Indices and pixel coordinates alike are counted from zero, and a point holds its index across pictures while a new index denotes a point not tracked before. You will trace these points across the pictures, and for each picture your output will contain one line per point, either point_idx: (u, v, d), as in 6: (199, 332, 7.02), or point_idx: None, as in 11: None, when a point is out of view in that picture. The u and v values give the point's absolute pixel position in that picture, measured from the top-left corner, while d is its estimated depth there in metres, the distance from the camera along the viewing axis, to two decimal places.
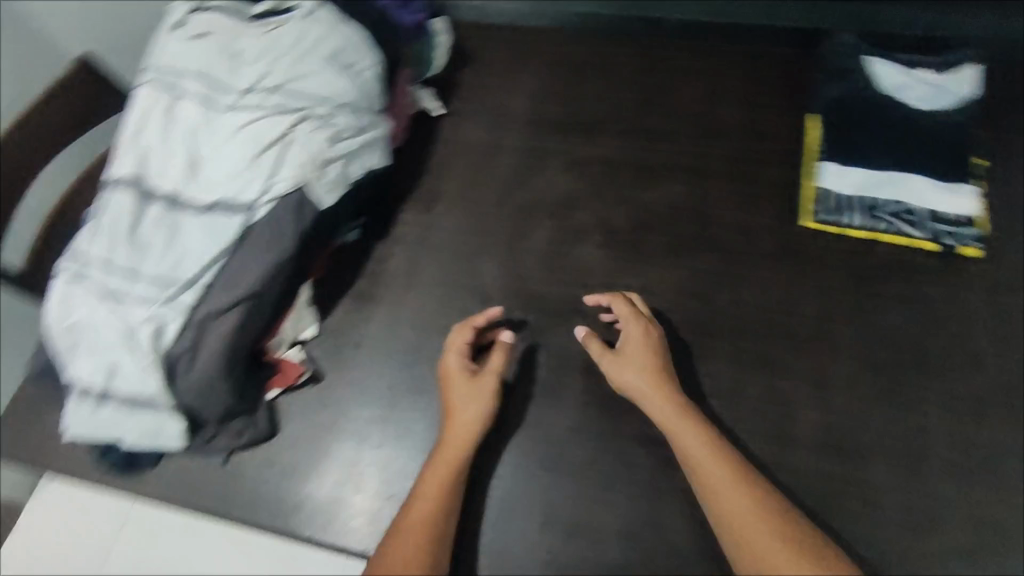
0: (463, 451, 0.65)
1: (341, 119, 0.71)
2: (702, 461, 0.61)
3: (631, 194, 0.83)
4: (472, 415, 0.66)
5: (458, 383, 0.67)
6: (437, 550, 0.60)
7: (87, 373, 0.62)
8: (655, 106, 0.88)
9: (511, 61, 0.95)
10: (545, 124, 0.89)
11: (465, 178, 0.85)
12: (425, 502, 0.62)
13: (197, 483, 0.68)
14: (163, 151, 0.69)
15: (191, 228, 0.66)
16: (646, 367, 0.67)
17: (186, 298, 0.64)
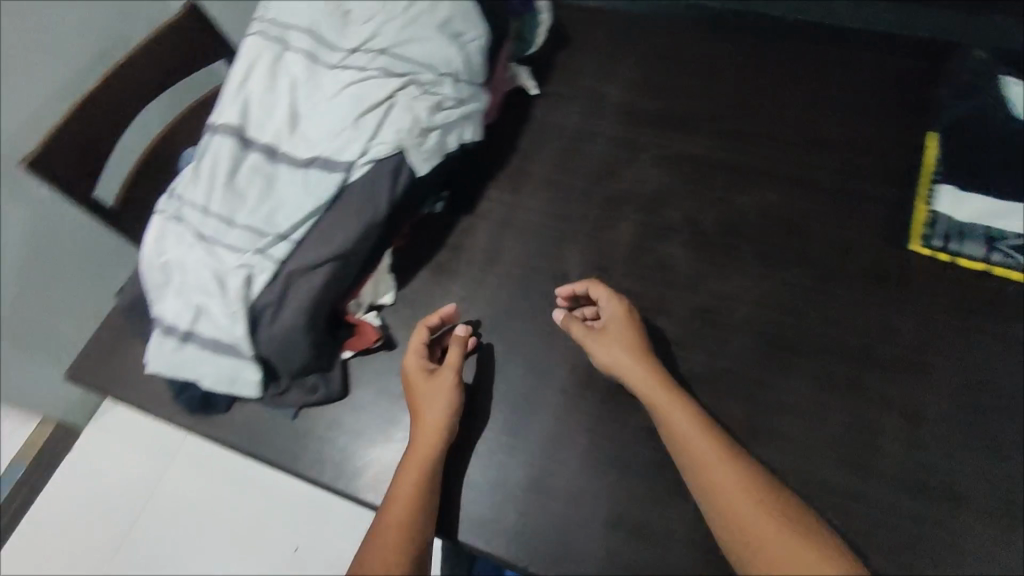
0: (429, 454, 0.65)
1: (444, 87, 0.73)
2: (689, 440, 0.62)
3: (726, 195, 0.79)
4: (435, 412, 0.66)
5: (418, 382, 0.68)
6: (415, 547, 0.62)
7: (174, 311, 0.69)
8: (757, 106, 0.85)
9: (611, 47, 0.93)
10: (640, 113, 0.87)
11: (554, 163, 0.84)
12: (396, 506, 0.63)
13: (266, 433, 0.71)
14: (276, 109, 0.73)
15: (291, 184, 0.70)
16: (624, 343, 0.68)
17: (277, 251, 0.67)
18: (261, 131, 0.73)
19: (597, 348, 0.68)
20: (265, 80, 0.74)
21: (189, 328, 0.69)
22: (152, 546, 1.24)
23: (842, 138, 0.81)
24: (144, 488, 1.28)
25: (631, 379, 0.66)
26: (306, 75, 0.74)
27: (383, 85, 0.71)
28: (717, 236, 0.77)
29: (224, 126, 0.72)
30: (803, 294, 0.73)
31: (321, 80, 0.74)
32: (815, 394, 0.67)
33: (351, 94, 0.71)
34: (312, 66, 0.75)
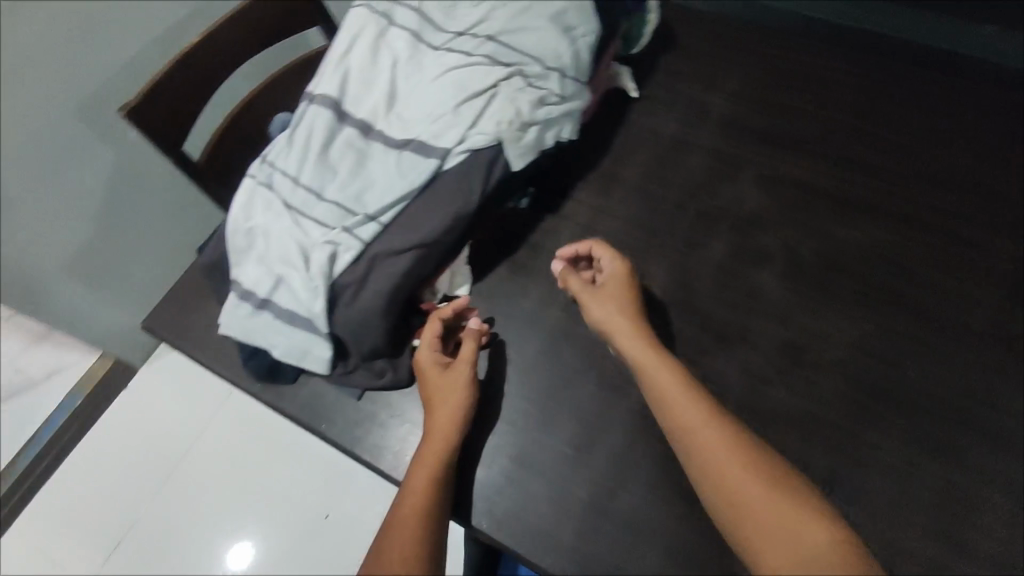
0: (443, 450, 0.63)
1: (549, 82, 0.70)
2: (679, 404, 0.60)
3: (829, 227, 0.75)
4: (451, 406, 0.65)
5: (432, 376, 0.67)
6: (425, 540, 0.59)
7: (255, 276, 0.68)
8: (871, 135, 0.80)
9: (719, 55, 0.89)
10: (743, 129, 0.82)
11: (647, 171, 0.81)
12: (408, 503, 0.60)
13: (329, 411, 0.71)
14: (376, 85, 0.72)
15: (384, 164, 0.69)
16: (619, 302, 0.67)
17: (365, 232, 0.66)
18: (358, 106, 0.71)
19: (591, 303, 0.68)
20: (367, 53, 0.72)
21: (265, 297, 0.68)
22: (191, 492, 1.27)
23: (962, 182, 0.76)
24: (189, 435, 1.32)
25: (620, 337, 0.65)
26: (408, 54, 0.73)
27: (487, 74, 0.69)
28: (814, 270, 0.73)
29: (322, 97, 0.70)
30: (905, 344, 0.68)
31: (423, 60, 0.73)
32: (909, 454, 0.63)
33: (454, 79, 0.70)
34: (416, 45, 0.73)
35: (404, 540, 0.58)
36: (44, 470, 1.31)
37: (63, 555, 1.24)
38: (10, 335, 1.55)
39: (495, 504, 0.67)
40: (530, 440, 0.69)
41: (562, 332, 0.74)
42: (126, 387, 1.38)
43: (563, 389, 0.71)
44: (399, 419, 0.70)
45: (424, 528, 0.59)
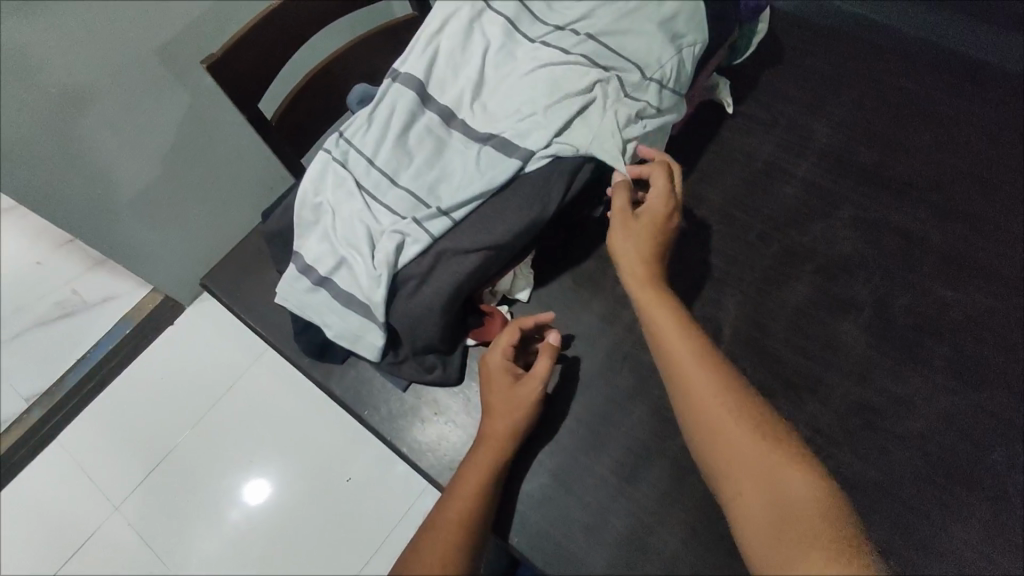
0: (496, 459, 0.63)
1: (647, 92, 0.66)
2: (676, 351, 0.57)
3: (927, 285, 0.69)
4: (511, 418, 0.64)
5: (501, 383, 0.66)
6: (465, 544, 0.59)
7: (317, 252, 0.67)
8: (992, 189, 0.73)
9: (830, 78, 0.82)
10: (844, 162, 0.77)
11: (733, 195, 0.76)
12: (455, 503, 0.60)
13: (376, 397, 0.72)
14: (463, 72, 0.69)
15: (463, 157, 0.66)
16: (646, 236, 0.63)
17: (435, 225, 0.64)
18: (444, 92, 0.68)
19: (624, 233, 0.63)
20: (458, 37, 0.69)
21: (325, 275, 0.66)
22: (224, 437, 1.31)
23: None
24: (228, 381, 1.36)
25: (636, 275, 0.63)
26: (500, 41, 0.69)
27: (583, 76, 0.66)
28: (903, 329, 0.68)
29: (408, 76, 0.67)
30: (991, 426, 0.63)
31: (514, 52, 0.69)
32: (977, 546, 0.59)
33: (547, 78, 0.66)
34: (510, 33, 0.69)
35: (448, 539, 0.58)
36: (90, 394, 1.37)
37: (99, 478, 1.30)
38: (71, 257, 1.60)
39: (528, 521, 0.66)
40: (572, 460, 0.68)
41: (619, 355, 0.72)
42: (174, 325, 1.42)
43: (613, 414, 0.70)
44: (442, 416, 0.70)
45: (469, 532, 0.59)
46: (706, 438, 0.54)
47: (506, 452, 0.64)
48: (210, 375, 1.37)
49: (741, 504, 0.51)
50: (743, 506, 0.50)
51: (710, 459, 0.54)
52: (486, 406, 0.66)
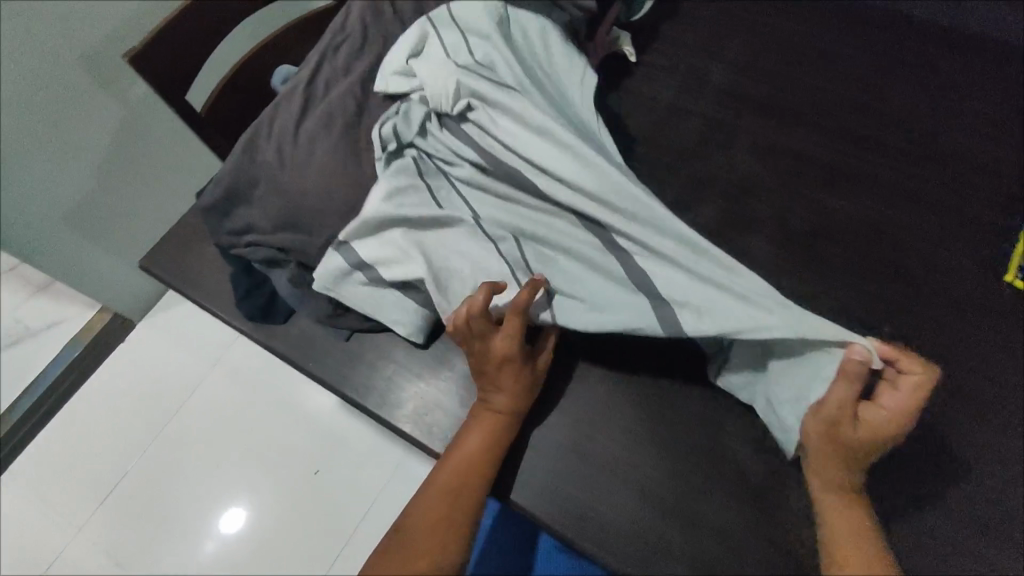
0: (499, 428, 0.62)
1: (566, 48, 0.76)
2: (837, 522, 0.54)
3: (819, 196, 0.75)
4: (515, 392, 0.62)
5: (512, 373, 0.62)
6: (465, 508, 0.61)
7: (392, 266, 0.65)
8: (872, 106, 0.79)
9: (721, 23, 0.88)
10: (739, 96, 0.82)
11: (641, 134, 0.81)
12: (453, 469, 0.61)
13: (320, 350, 0.74)
14: (390, 29, 0.76)
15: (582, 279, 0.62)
16: (857, 440, 0.53)
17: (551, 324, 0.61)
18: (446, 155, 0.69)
19: (837, 425, 0.53)
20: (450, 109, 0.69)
21: (394, 276, 0.65)
22: (185, 445, 1.30)
23: (958, 156, 0.75)
24: (185, 391, 1.35)
25: (827, 457, 0.55)
26: (553, 144, 0.63)
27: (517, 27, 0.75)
28: (802, 236, 0.73)
29: (477, 194, 0.66)
30: (886, 311, 0.68)
31: (567, 148, 0.63)
32: None
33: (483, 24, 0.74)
34: (557, 136, 0.64)
35: (447, 505, 0.61)
36: (42, 415, 1.35)
37: (60, 496, 1.28)
38: (9, 286, 1.57)
39: None
40: None
41: None
42: (126, 340, 1.41)
43: None
44: (386, 361, 0.72)
45: (466, 502, 0.61)
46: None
47: (509, 420, 0.63)
48: (166, 385, 1.36)
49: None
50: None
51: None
52: (486, 375, 0.63)
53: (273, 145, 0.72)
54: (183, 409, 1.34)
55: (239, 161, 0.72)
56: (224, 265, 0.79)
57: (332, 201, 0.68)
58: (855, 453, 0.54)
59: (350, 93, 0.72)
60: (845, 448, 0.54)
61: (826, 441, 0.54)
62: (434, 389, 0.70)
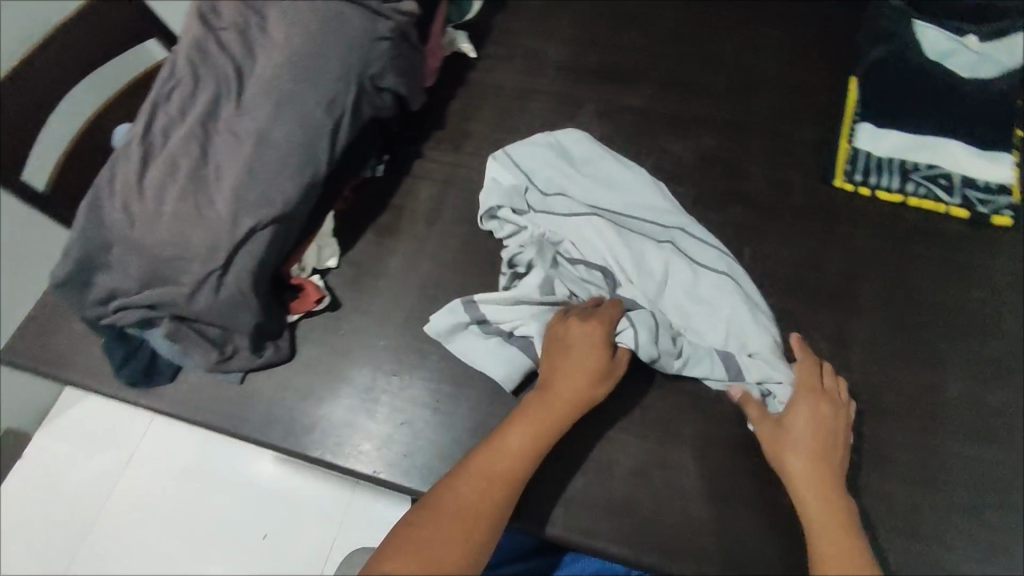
0: (557, 419, 0.60)
1: (392, 49, 0.74)
2: (822, 521, 0.56)
3: (662, 146, 0.80)
4: (582, 385, 0.61)
5: (589, 366, 0.62)
6: (504, 504, 0.56)
7: (511, 318, 0.68)
8: (695, 57, 0.85)
9: (548, 4, 0.92)
10: (577, 71, 0.86)
11: (493, 122, 0.85)
12: (502, 454, 0.58)
13: (215, 400, 0.71)
14: (214, 59, 0.72)
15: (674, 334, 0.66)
16: (814, 438, 0.59)
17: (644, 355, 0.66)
18: (303, 173, 0.68)
19: (772, 439, 0.60)
20: (294, 128, 0.69)
21: (514, 328, 0.68)
22: (108, 545, 1.18)
23: (774, 86, 0.82)
24: (93, 507, 1.21)
25: (802, 470, 0.58)
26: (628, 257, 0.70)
27: (339, 26, 0.72)
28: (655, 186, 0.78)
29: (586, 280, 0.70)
30: (737, 237, 0.74)
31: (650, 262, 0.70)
32: None
33: (304, 33, 0.72)
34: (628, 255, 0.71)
35: (486, 490, 0.56)
36: None
37: None
38: None
39: (390, 454, 0.67)
40: (415, 388, 0.70)
41: (432, 286, 0.75)
42: (25, 452, 1.25)
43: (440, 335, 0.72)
44: (285, 394, 0.71)
45: (506, 492, 0.57)
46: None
47: (563, 418, 0.60)
48: (70, 498, 1.22)
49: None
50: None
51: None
52: (559, 361, 0.63)
53: (117, 202, 0.69)
54: (100, 510, 1.21)
55: (83, 225, 0.68)
56: (95, 338, 0.75)
57: (190, 245, 0.66)
58: (811, 450, 0.59)
59: (186, 133, 0.69)
60: (804, 453, 0.58)
61: (791, 453, 0.59)
62: (340, 408, 0.69)
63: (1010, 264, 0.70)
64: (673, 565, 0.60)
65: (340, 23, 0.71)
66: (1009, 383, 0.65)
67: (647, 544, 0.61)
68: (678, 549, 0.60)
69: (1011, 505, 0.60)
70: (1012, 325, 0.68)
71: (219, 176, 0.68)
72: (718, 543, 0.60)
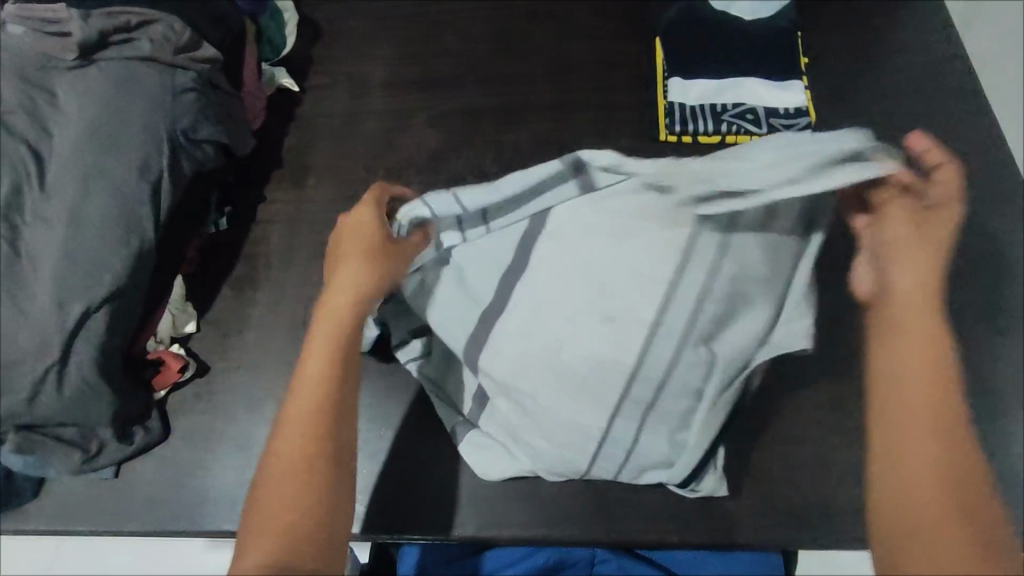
0: (339, 335, 0.56)
1: (201, 99, 0.71)
2: (891, 342, 0.52)
3: (497, 137, 0.83)
4: (350, 279, 0.58)
5: (355, 241, 0.60)
6: (314, 450, 0.52)
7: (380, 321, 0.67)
8: (511, 48, 0.88)
9: (363, 26, 0.92)
10: (402, 84, 0.87)
11: (330, 150, 0.84)
12: (305, 387, 0.54)
13: (91, 501, 0.67)
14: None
15: (572, 258, 0.52)
16: (932, 238, 0.54)
17: (492, 217, 0.59)
18: (129, 244, 0.65)
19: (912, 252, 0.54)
20: (109, 201, 0.65)
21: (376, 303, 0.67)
22: None
23: (588, 61, 0.87)
24: None
25: (905, 265, 0.54)
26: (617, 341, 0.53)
27: (135, 87, 0.68)
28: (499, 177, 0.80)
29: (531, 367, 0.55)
30: None
31: (676, 407, 0.56)
32: None
33: (99, 101, 0.67)
34: (653, 469, 0.59)
35: (311, 407, 0.53)
36: None
37: None
38: None
39: None
40: None
41: (300, 326, 0.73)
42: None
43: None
44: (167, 474, 0.68)
45: (339, 426, 0.53)
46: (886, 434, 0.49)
47: (344, 332, 0.56)
48: None
49: (907, 505, 0.45)
50: (889, 497, 0.46)
51: (882, 466, 0.48)
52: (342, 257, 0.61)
53: None
54: None
55: None
56: None
57: (16, 347, 0.60)
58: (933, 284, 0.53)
59: None
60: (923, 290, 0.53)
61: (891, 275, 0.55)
62: (227, 473, 0.67)
63: None
64: (583, 531, 0.62)
65: (136, 86, 0.68)
66: None
67: (558, 519, 0.62)
68: (587, 516, 0.62)
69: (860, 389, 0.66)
70: None
71: (35, 270, 0.62)
72: (621, 499, 0.62)
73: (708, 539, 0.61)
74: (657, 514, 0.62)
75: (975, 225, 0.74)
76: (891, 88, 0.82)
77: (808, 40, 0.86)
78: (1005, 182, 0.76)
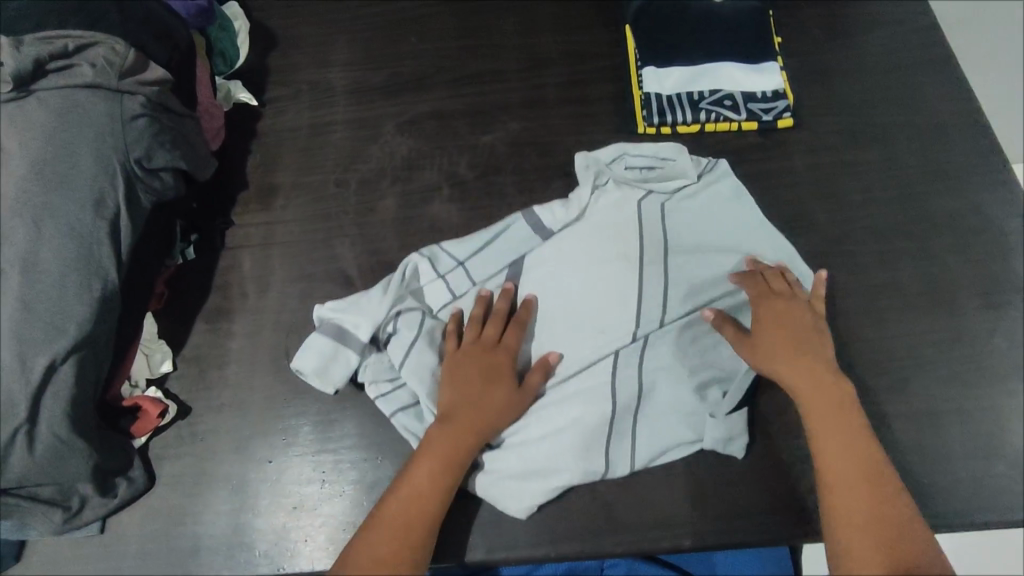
0: (463, 452, 0.59)
1: (154, 124, 0.66)
2: (816, 410, 0.58)
3: (471, 141, 0.80)
4: (482, 407, 0.60)
5: (485, 363, 0.63)
6: (414, 550, 0.54)
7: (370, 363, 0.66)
8: (478, 46, 0.85)
9: (319, 31, 0.88)
10: (367, 90, 0.83)
11: (298, 166, 0.80)
12: (419, 487, 0.57)
13: (77, 558, 0.64)
14: None
15: (561, 279, 0.67)
16: (777, 341, 0.61)
17: (485, 258, 0.70)
18: (91, 287, 0.61)
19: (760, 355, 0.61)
20: (64, 243, 0.60)
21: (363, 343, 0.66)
22: None
23: (559, 54, 0.84)
24: None
25: (783, 374, 0.59)
26: (598, 334, 0.65)
27: (81, 116, 0.63)
28: (476, 182, 0.77)
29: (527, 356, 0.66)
30: None
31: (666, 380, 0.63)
32: None
33: (42, 133, 0.62)
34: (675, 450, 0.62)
35: (422, 498, 0.56)
36: None
37: None
38: None
39: (288, 544, 0.63)
40: (298, 465, 0.66)
41: (283, 356, 0.70)
42: None
43: (305, 400, 0.68)
44: (157, 523, 0.65)
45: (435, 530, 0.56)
46: (842, 499, 0.53)
47: (463, 453, 0.59)
48: None
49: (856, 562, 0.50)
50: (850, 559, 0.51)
51: (844, 526, 0.52)
52: (467, 369, 0.62)
53: None
54: None
55: None
56: None
57: None
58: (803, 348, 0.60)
59: None
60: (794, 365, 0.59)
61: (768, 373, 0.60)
62: (220, 517, 0.64)
63: (800, 160, 0.76)
64: (595, 545, 0.61)
65: (82, 114, 0.63)
66: (831, 266, 0.71)
67: (569, 534, 0.61)
68: (597, 528, 0.61)
69: (857, 376, 0.66)
70: (820, 216, 0.73)
71: None
72: (629, 509, 0.62)
73: (720, 542, 0.60)
74: (666, 521, 0.61)
75: (959, 200, 0.73)
76: (865, 64, 0.81)
77: (779, 19, 0.84)
78: (986, 153, 0.75)
